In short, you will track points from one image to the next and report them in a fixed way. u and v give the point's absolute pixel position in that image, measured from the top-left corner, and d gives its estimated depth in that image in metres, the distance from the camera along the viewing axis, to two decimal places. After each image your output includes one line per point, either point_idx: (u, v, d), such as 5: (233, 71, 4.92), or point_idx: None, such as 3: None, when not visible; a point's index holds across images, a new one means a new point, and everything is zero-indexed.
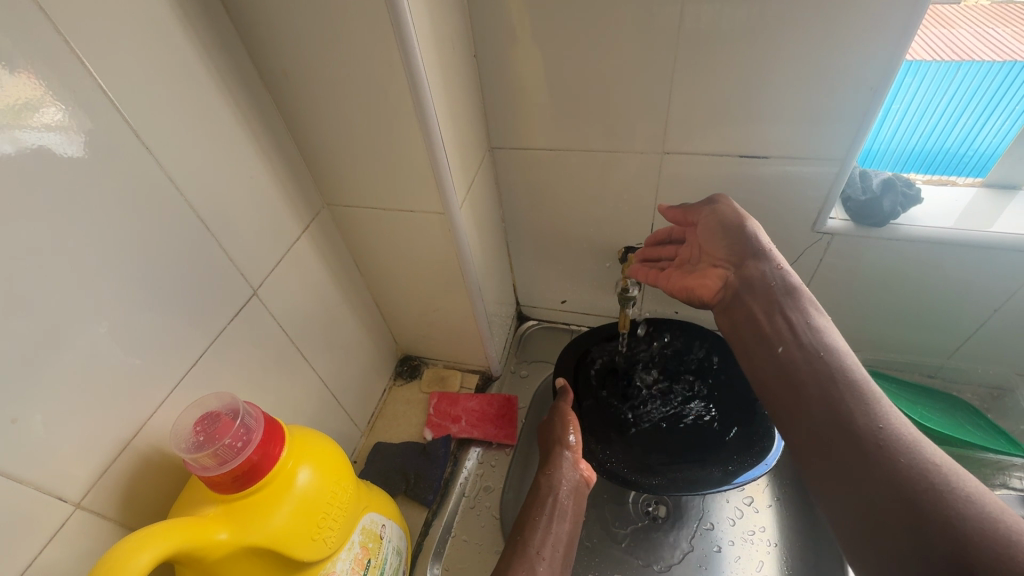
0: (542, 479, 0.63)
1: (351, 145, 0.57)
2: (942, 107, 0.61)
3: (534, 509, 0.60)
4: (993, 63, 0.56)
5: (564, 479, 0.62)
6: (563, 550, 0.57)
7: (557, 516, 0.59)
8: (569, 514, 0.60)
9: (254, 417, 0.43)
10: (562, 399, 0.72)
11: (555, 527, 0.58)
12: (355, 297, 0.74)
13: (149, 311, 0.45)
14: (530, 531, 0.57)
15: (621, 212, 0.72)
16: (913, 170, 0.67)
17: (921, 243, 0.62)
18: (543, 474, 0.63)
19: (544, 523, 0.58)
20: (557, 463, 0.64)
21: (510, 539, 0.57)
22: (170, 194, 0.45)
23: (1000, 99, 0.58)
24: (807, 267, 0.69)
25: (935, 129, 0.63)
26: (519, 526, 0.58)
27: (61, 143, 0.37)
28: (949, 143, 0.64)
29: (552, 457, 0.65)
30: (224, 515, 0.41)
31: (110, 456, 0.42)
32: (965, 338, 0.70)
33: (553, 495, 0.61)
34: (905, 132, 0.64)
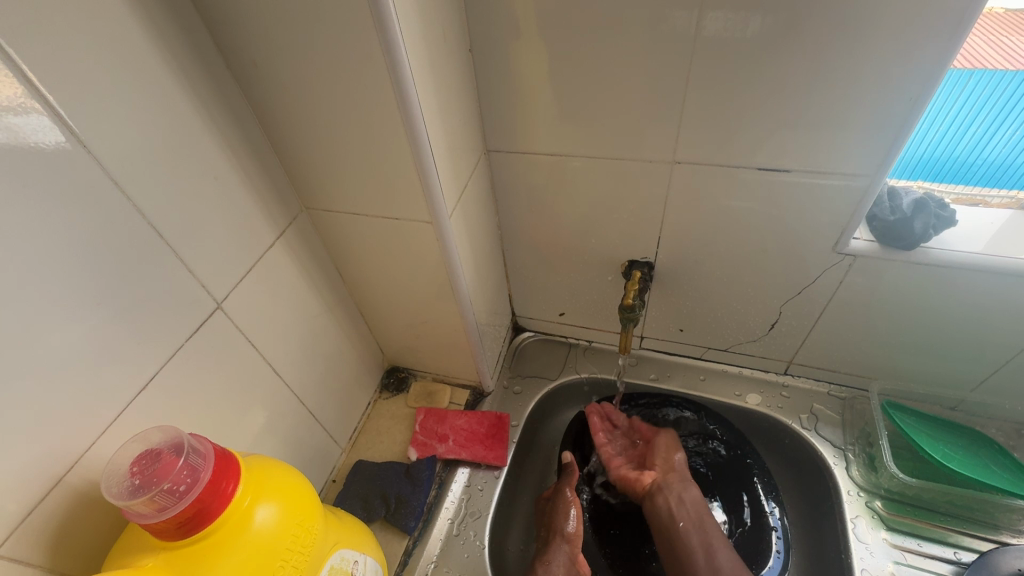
0: (538, 570, 0.63)
1: (331, 147, 0.52)
2: (952, 115, 0.55)
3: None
4: (1005, 73, 0.50)
5: (559, 573, 0.63)
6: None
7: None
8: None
9: (201, 454, 0.38)
10: (564, 483, 0.70)
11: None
12: (338, 307, 0.69)
13: (91, 330, 0.40)
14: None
15: (625, 224, 0.67)
16: (920, 177, 0.62)
17: (954, 268, 0.56)
18: (540, 565, 0.63)
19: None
20: (554, 555, 0.63)
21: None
22: (114, 198, 0.40)
23: (1012, 109, 0.52)
24: (824, 288, 0.64)
25: (944, 136, 0.57)
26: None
27: (37, 129, 0.35)
28: (958, 152, 0.58)
29: (549, 548, 0.64)
30: (166, 567, 0.36)
31: (39, 494, 0.38)
32: (991, 369, 0.64)
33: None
34: (913, 140, 0.58)
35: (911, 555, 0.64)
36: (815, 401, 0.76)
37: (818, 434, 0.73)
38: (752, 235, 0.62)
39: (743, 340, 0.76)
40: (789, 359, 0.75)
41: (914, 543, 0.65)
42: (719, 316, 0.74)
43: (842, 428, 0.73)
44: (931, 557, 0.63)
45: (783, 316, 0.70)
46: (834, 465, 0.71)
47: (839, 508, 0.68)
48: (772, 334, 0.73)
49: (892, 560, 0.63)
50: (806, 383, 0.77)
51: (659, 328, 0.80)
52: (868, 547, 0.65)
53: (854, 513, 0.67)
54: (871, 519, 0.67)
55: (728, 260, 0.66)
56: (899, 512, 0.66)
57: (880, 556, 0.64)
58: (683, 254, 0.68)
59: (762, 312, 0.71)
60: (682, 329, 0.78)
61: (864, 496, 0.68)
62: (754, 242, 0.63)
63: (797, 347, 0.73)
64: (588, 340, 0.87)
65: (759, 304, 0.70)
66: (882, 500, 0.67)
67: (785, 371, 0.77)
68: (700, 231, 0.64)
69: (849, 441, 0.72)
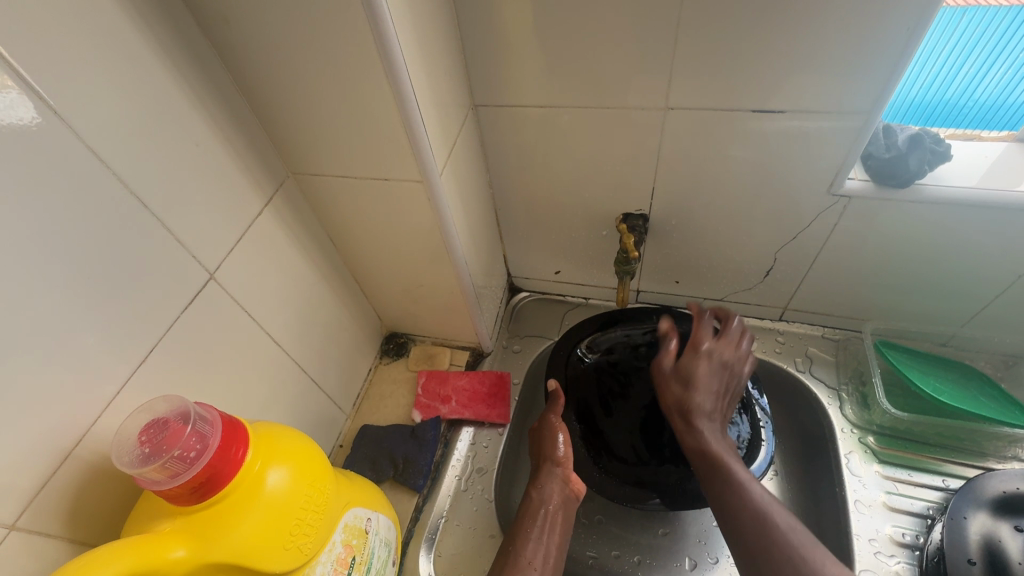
0: (532, 494, 0.63)
1: (314, 108, 0.50)
2: (944, 56, 0.54)
3: (525, 523, 0.61)
4: (1000, 7, 0.49)
5: (553, 493, 0.63)
6: (551, 564, 0.58)
7: (547, 530, 0.60)
8: (559, 527, 0.61)
9: (208, 422, 0.38)
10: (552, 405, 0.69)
11: (543, 543, 0.59)
12: (333, 276, 0.69)
13: (82, 303, 0.39)
14: (522, 547, 0.58)
15: (619, 177, 0.66)
16: (911, 123, 0.61)
17: (947, 205, 0.56)
18: (534, 489, 0.63)
19: (536, 535, 0.60)
20: (547, 479, 0.63)
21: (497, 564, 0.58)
22: (91, 167, 0.39)
23: (1004, 46, 0.52)
24: (819, 233, 0.64)
25: (936, 79, 0.56)
26: (511, 541, 0.59)
27: (9, 108, 0.33)
28: (948, 95, 0.57)
29: (542, 473, 0.64)
30: (184, 531, 0.37)
31: (52, 468, 0.38)
32: (983, 304, 0.65)
33: (543, 510, 0.62)
34: (905, 84, 0.58)
35: (902, 485, 0.65)
36: (809, 345, 0.77)
37: (813, 376, 0.75)
38: (746, 183, 0.62)
39: (739, 288, 0.76)
40: (784, 305, 0.76)
41: (905, 474, 0.66)
42: (714, 264, 0.74)
43: (836, 369, 0.74)
44: (920, 486, 0.65)
45: (778, 263, 0.70)
46: (828, 405, 0.72)
47: (833, 445, 0.69)
48: (767, 282, 0.74)
49: (884, 491, 0.65)
50: (801, 328, 0.78)
51: (655, 281, 0.80)
52: (861, 479, 0.66)
53: (847, 449, 0.68)
54: (864, 453, 0.68)
55: (724, 210, 0.66)
56: (892, 446, 0.68)
57: (873, 487, 0.65)
58: (678, 205, 0.67)
59: (757, 260, 0.71)
60: (678, 280, 0.78)
61: (857, 432, 0.69)
62: (748, 190, 0.62)
63: (791, 293, 0.74)
64: (585, 297, 0.88)
65: (754, 252, 0.70)
66: (874, 435, 0.69)
67: (781, 317, 0.78)
68: (694, 180, 0.63)
69: (842, 381, 0.73)
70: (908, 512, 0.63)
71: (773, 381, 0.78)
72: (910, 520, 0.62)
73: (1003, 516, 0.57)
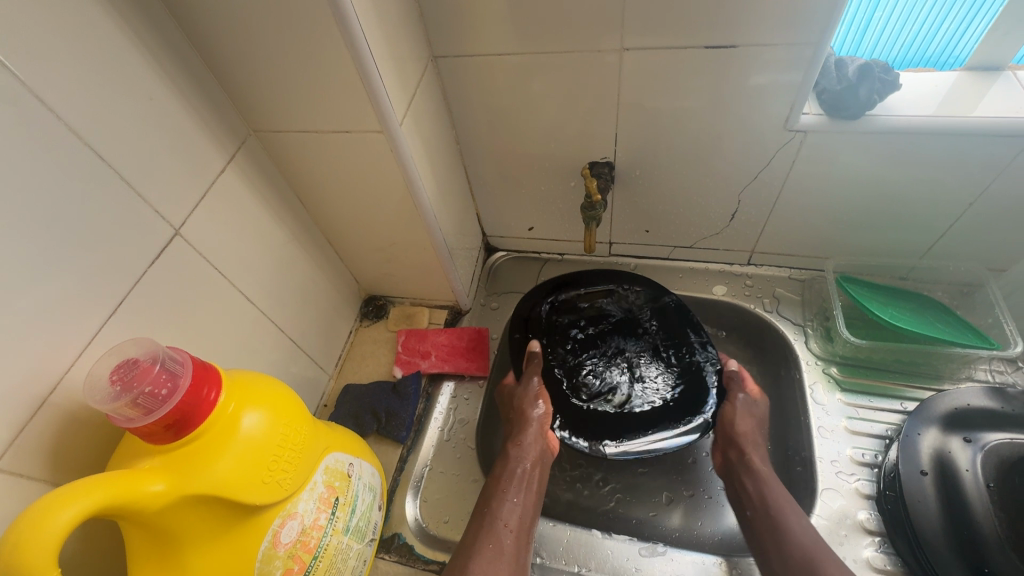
0: (511, 452, 0.65)
1: (269, 60, 0.50)
2: (924, 15, 0.58)
3: (503, 480, 0.63)
4: None
5: (531, 449, 0.65)
6: (529, 516, 0.61)
7: (525, 485, 0.63)
8: (535, 482, 0.64)
9: (178, 363, 0.40)
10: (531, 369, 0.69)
11: (515, 500, 0.61)
12: (305, 237, 0.69)
13: (43, 253, 0.39)
14: (495, 505, 0.60)
15: (583, 125, 0.66)
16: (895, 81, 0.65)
17: (899, 135, 0.58)
18: (513, 446, 0.65)
19: (514, 491, 0.62)
20: (525, 436, 0.65)
21: (472, 526, 0.59)
22: (41, 116, 0.38)
23: (983, 3, 0.55)
24: (779, 171, 0.66)
25: (917, 36, 0.60)
26: (484, 499, 0.61)
27: None
28: (930, 52, 0.61)
29: (519, 430, 0.66)
30: (163, 468, 0.38)
31: (27, 414, 0.39)
32: (938, 235, 0.68)
33: (521, 468, 0.63)
34: (886, 43, 0.61)
35: (862, 410, 0.68)
36: (777, 287, 0.79)
37: (780, 316, 0.77)
38: (706, 124, 0.63)
39: (707, 234, 0.78)
40: (751, 249, 0.78)
41: (866, 400, 0.69)
42: (682, 211, 0.75)
43: (802, 307, 0.77)
44: (880, 410, 0.68)
45: (742, 206, 0.72)
46: (794, 340, 0.75)
47: (799, 376, 0.72)
48: (734, 226, 0.75)
49: (845, 416, 0.68)
50: (768, 271, 0.80)
51: (626, 231, 0.81)
52: (824, 408, 0.69)
53: (812, 380, 0.71)
54: (827, 383, 0.71)
55: (687, 154, 0.67)
56: (853, 375, 0.71)
57: (835, 414, 0.68)
58: (643, 151, 0.68)
59: (722, 204, 0.72)
60: (648, 230, 0.80)
61: (821, 364, 0.72)
62: (709, 132, 0.63)
63: (757, 236, 0.76)
64: (559, 253, 0.89)
65: (718, 196, 0.71)
66: (837, 365, 0.72)
67: (749, 262, 0.80)
68: (657, 125, 0.64)
69: (807, 317, 0.76)
70: (869, 434, 0.66)
71: (741, 323, 0.81)
72: (872, 441, 0.66)
73: (954, 431, 0.60)
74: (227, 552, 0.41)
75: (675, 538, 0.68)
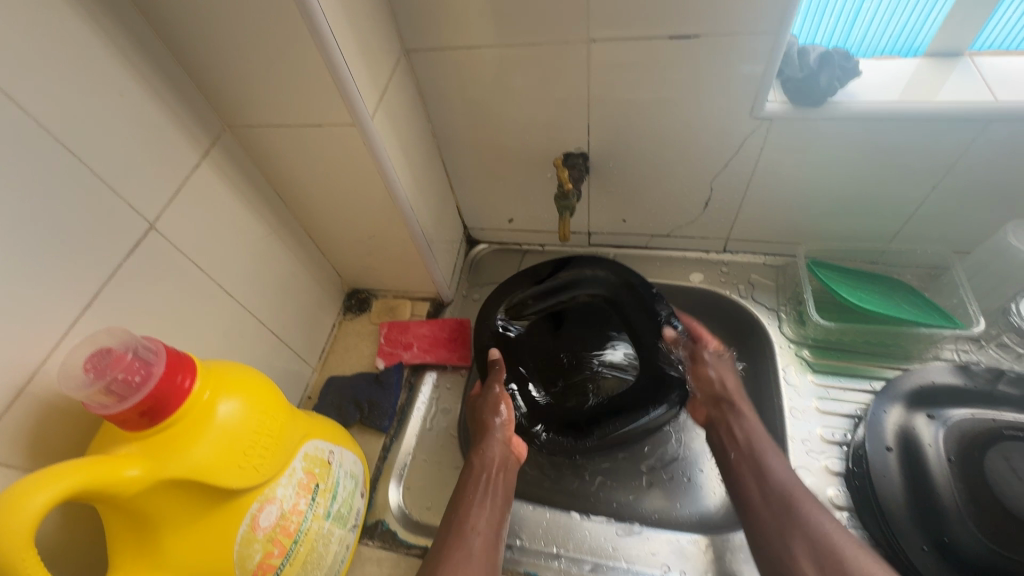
0: (473, 459, 0.63)
1: (239, 55, 0.51)
2: (912, 5, 0.59)
3: (466, 490, 0.61)
4: None
5: (495, 455, 0.64)
6: (495, 525, 0.59)
7: (489, 492, 0.61)
8: (501, 489, 0.62)
9: (150, 350, 0.41)
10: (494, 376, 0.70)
11: (482, 511, 0.59)
12: (284, 231, 0.70)
13: (15, 245, 0.40)
14: (461, 520, 0.58)
15: (557, 116, 0.68)
16: None
17: (861, 121, 0.59)
18: (475, 454, 0.64)
19: (478, 500, 0.60)
20: (488, 443, 0.64)
21: (435, 548, 0.57)
22: (10, 111, 0.39)
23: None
24: (748, 159, 0.67)
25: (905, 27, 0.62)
26: (449, 516, 0.59)
27: None
28: (919, 44, 0.63)
29: (482, 437, 0.65)
30: (140, 454, 0.39)
31: (4, 403, 0.40)
32: (905, 219, 0.69)
33: (484, 474, 0.62)
34: (874, 35, 0.63)
35: (833, 390, 0.70)
36: (752, 273, 0.81)
37: (755, 301, 0.79)
38: (676, 113, 0.64)
39: (683, 223, 0.79)
40: (726, 236, 0.80)
41: (836, 381, 0.71)
42: (657, 200, 0.76)
43: (776, 292, 0.79)
44: (850, 390, 0.70)
45: (715, 194, 0.73)
46: (768, 325, 0.76)
47: (772, 359, 0.74)
48: (708, 214, 0.77)
49: (816, 397, 0.69)
50: (744, 257, 0.82)
51: (604, 222, 0.83)
52: (796, 389, 0.70)
53: (784, 363, 0.73)
54: (800, 366, 0.72)
55: (659, 143, 0.68)
56: (825, 357, 0.72)
57: (806, 395, 0.70)
58: (616, 141, 0.69)
59: (695, 192, 0.74)
60: (625, 219, 0.81)
61: (793, 347, 0.74)
62: (679, 120, 0.65)
63: (731, 224, 0.77)
64: (539, 244, 0.90)
65: (691, 185, 0.73)
66: (809, 348, 0.73)
67: (725, 249, 0.82)
68: (628, 114, 0.65)
69: (781, 302, 0.78)
70: (839, 414, 0.68)
71: (716, 309, 0.82)
72: (842, 421, 0.67)
73: (917, 409, 0.62)
74: (205, 536, 0.42)
75: (654, 519, 0.69)
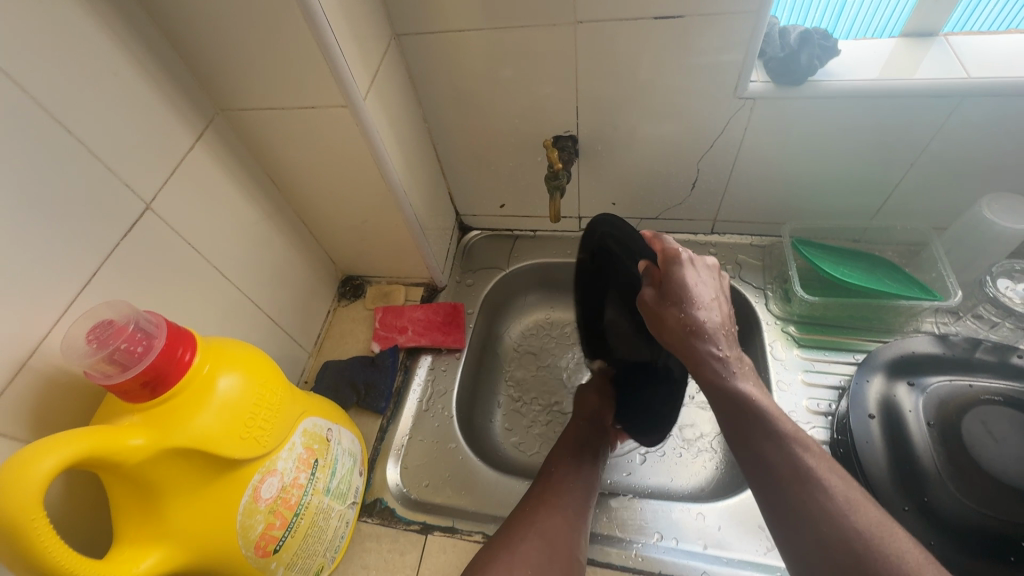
0: (565, 437, 0.68)
1: (230, 36, 0.51)
2: None
3: (558, 458, 0.64)
4: None
5: (584, 434, 0.68)
6: (585, 491, 0.61)
7: (582, 462, 0.64)
8: (592, 464, 0.65)
9: (151, 323, 0.42)
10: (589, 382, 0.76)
11: (574, 475, 0.62)
12: (278, 216, 0.71)
13: (15, 222, 0.41)
14: (553, 481, 0.61)
15: (546, 98, 0.69)
16: None
17: (841, 98, 0.61)
18: (567, 432, 0.69)
19: (570, 467, 0.63)
20: (579, 424, 0.69)
21: (518, 513, 0.57)
22: (6, 90, 0.39)
23: None
24: (733, 139, 0.69)
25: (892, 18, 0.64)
26: (543, 479, 0.61)
27: None
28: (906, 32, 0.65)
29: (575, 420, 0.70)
30: (143, 424, 0.40)
31: (7, 377, 0.40)
32: (885, 196, 0.71)
33: (575, 448, 0.66)
34: (862, 24, 0.65)
35: (818, 363, 0.72)
36: (739, 253, 0.83)
37: (743, 280, 0.81)
38: (662, 94, 0.65)
39: (671, 205, 0.81)
40: (714, 218, 0.82)
41: (821, 354, 0.73)
42: (645, 182, 0.78)
43: (763, 271, 0.81)
44: (835, 363, 0.72)
45: (702, 174, 0.75)
46: (756, 302, 0.78)
47: (759, 336, 0.76)
48: (695, 194, 0.78)
49: (802, 370, 0.72)
50: (731, 238, 0.84)
51: (594, 205, 0.84)
52: (783, 363, 0.72)
53: (771, 338, 0.75)
54: (786, 341, 0.74)
55: (647, 125, 0.70)
56: (810, 332, 0.75)
57: (793, 368, 0.72)
58: (604, 123, 0.71)
59: (682, 173, 0.75)
60: (615, 202, 0.83)
61: (780, 323, 0.76)
62: (665, 101, 0.66)
63: (718, 204, 0.79)
64: (531, 229, 0.92)
65: (679, 166, 0.74)
66: (795, 324, 0.76)
67: (712, 231, 0.84)
68: (615, 96, 0.67)
69: (767, 281, 0.80)
70: (824, 386, 0.70)
71: None
72: (827, 392, 0.70)
73: (898, 377, 0.64)
74: (210, 506, 0.43)
75: (647, 492, 0.71)
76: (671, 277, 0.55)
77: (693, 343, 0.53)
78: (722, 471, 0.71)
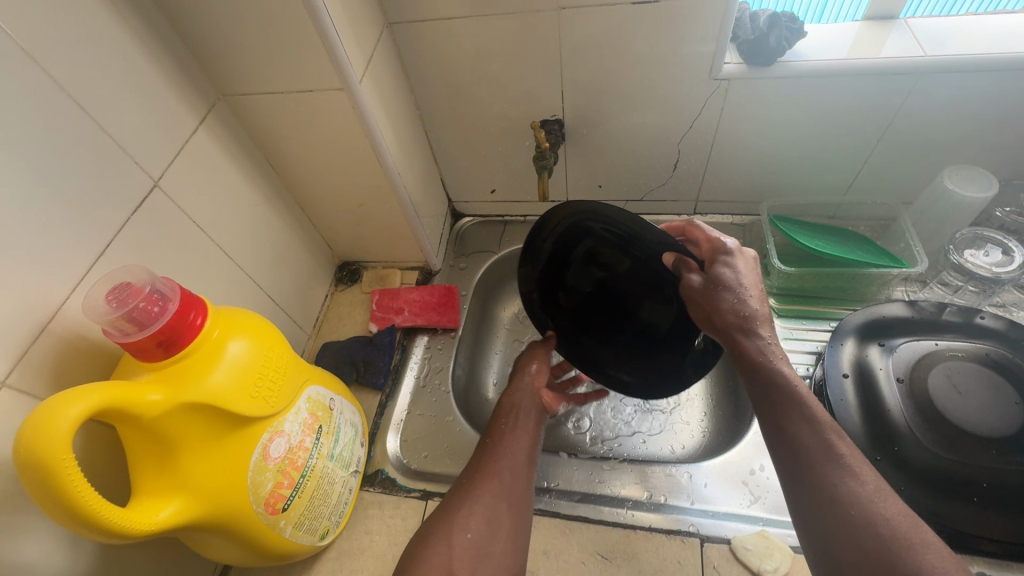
0: (506, 400, 0.68)
1: (232, 21, 0.54)
2: None
3: (500, 421, 0.65)
4: None
5: (524, 397, 0.69)
6: (529, 449, 0.63)
7: (522, 423, 0.65)
8: (532, 425, 0.66)
9: (165, 288, 0.44)
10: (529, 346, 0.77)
11: (517, 437, 0.63)
12: (276, 200, 0.73)
13: (35, 193, 0.43)
14: (492, 444, 0.61)
15: (533, 82, 0.72)
16: None
17: (810, 78, 0.65)
18: (506, 394, 0.70)
19: (510, 428, 0.64)
20: (518, 387, 0.70)
21: (460, 479, 0.57)
22: (23, 67, 0.42)
23: None
24: (710, 120, 0.72)
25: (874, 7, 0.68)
26: (484, 443, 0.62)
27: None
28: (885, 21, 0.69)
29: (514, 383, 0.71)
30: (158, 382, 0.42)
31: (30, 339, 0.43)
32: (855, 172, 0.76)
33: (515, 409, 0.67)
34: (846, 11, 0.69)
35: (796, 331, 0.76)
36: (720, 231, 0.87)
37: None
38: (643, 78, 0.69)
39: (655, 186, 0.84)
40: (695, 198, 0.85)
41: (799, 323, 0.77)
42: (630, 165, 0.81)
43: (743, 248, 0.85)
44: (812, 330, 0.76)
45: (683, 156, 0.78)
46: None
47: None
48: (677, 175, 0.82)
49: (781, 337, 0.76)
50: (712, 218, 0.88)
51: (582, 188, 0.87)
52: None
53: None
54: None
55: (629, 108, 0.73)
56: (788, 302, 0.79)
57: None
58: (589, 107, 0.74)
59: (664, 155, 0.79)
60: (601, 185, 0.86)
61: None
62: (646, 84, 0.70)
63: (699, 185, 0.83)
64: (521, 214, 0.95)
65: (661, 148, 0.78)
66: (774, 296, 0.79)
67: (694, 210, 0.88)
68: (599, 80, 0.70)
69: None
70: (802, 351, 0.74)
71: None
72: (805, 357, 0.74)
73: (869, 341, 0.68)
74: (220, 462, 0.46)
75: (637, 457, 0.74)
76: (720, 266, 0.58)
77: (744, 332, 0.54)
78: (707, 438, 0.75)
